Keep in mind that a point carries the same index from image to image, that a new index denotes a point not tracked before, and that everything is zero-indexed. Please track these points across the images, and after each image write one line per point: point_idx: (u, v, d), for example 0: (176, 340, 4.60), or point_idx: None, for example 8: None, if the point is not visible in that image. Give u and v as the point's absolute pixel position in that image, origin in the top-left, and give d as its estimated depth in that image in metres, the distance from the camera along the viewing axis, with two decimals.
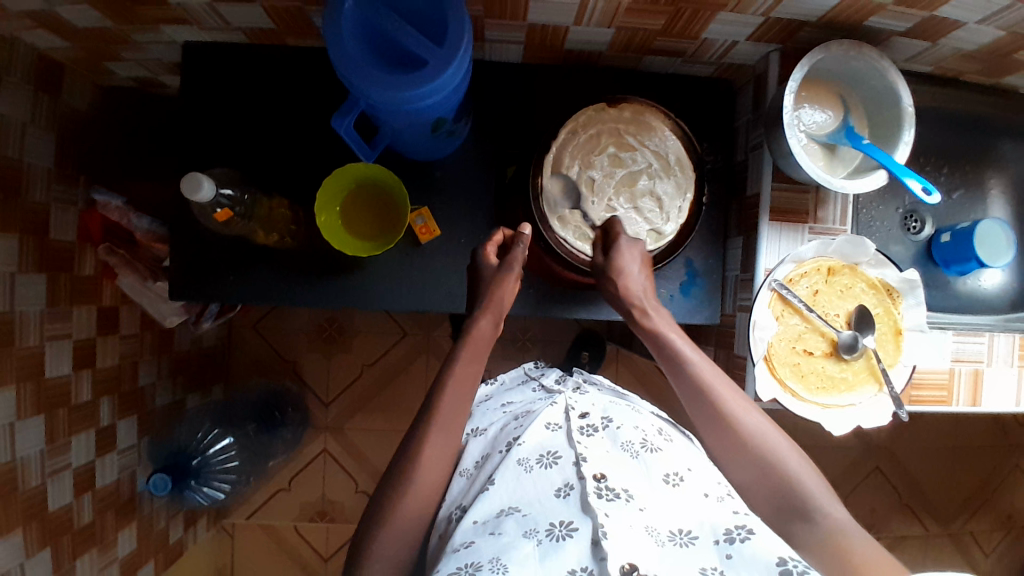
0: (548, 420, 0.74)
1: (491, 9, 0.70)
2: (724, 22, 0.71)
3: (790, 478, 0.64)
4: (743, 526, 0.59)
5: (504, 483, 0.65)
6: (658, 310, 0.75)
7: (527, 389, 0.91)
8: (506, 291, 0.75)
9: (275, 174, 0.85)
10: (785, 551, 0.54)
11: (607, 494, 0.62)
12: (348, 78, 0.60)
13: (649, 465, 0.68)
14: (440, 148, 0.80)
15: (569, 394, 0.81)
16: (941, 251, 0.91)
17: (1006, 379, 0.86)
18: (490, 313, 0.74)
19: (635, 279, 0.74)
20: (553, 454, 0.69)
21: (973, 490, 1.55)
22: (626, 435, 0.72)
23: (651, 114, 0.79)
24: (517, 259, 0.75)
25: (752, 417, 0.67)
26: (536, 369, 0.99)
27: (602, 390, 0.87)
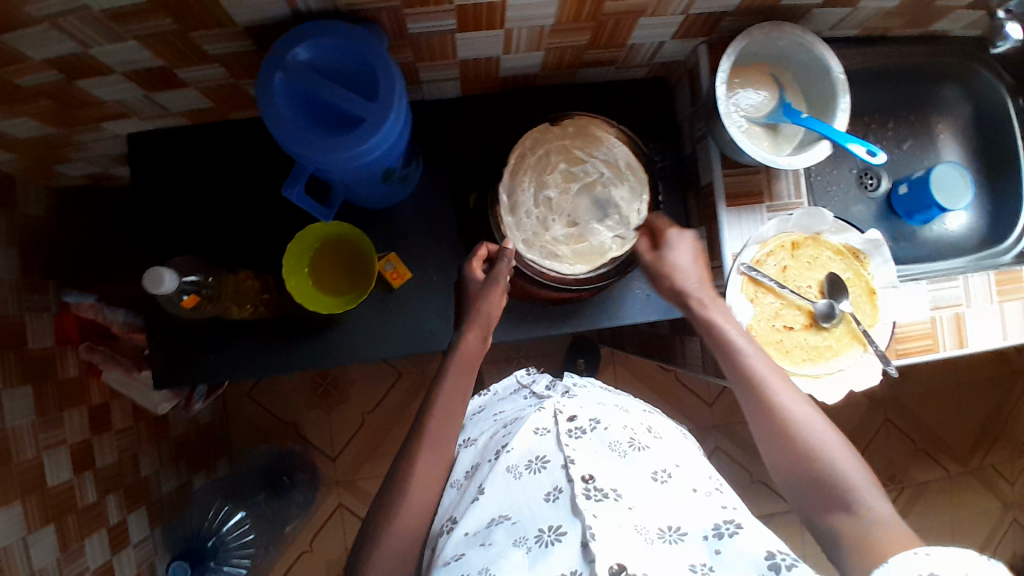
0: (536, 425, 0.72)
1: (421, 51, 0.72)
2: (646, 26, 0.73)
3: (832, 473, 0.60)
4: (731, 521, 0.59)
5: (494, 492, 0.66)
6: (716, 303, 0.74)
7: (519, 399, 0.88)
8: (493, 304, 0.74)
9: (233, 245, 0.84)
10: (773, 545, 0.55)
11: (596, 494, 0.62)
12: (289, 145, 0.60)
13: (636, 463, 0.67)
14: (394, 195, 0.80)
15: (557, 398, 0.78)
16: (902, 204, 0.93)
17: (990, 317, 0.87)
18: (477, 329, 0.74)
19: (688, 275, 0.76)
20: (541, 458, 0.68)
21: (986, 424, 1.57)
22: (613, 434, 0.71)
23: (594, 126, 0.80)
24: (504, 273, 0.74)
25: (802, 409, 0.64)
26: (527, 375, 0.94)
27: (592, 389, 0.85)
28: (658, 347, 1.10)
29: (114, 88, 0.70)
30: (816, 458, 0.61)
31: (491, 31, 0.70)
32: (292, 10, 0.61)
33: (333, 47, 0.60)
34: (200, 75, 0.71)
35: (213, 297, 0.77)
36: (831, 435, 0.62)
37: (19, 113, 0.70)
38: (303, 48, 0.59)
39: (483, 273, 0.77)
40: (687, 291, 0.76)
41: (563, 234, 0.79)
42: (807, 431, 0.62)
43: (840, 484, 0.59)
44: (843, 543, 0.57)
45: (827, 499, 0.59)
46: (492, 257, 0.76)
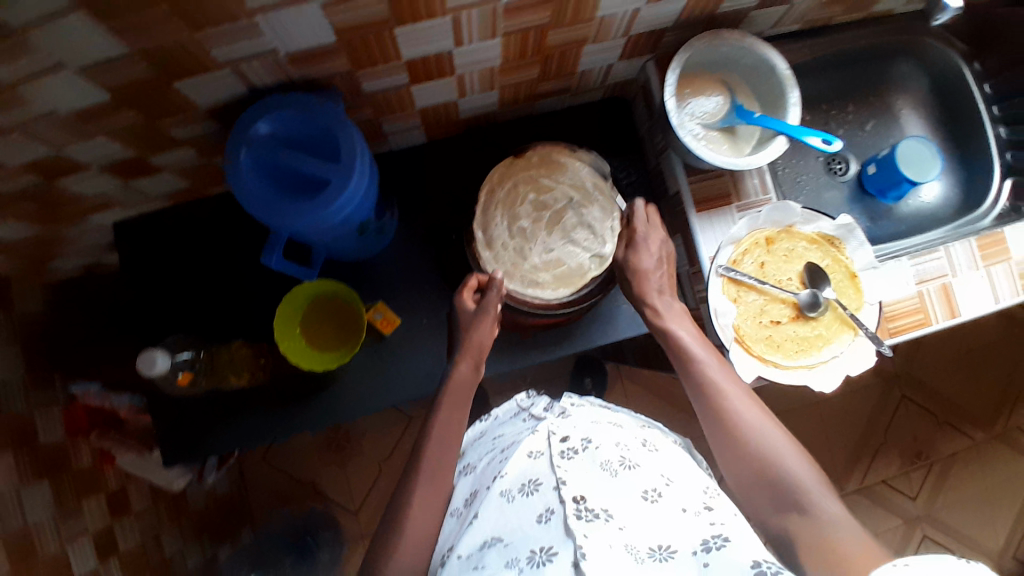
0: (530, 448, 0.72)
1: (380, 107, 0.75)
2: (592, 53, 0.76)
3: (788, 480, 0.61)
4: (719, 534, 0.58)
5: (488, 516, 0.66)
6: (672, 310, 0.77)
7: (518, 422, 0.85)
8: (483, 333, 0.76)
9: (224, 316, 0.86)
10: (760, 555, 0.54)
11: (586, 514, 0.62)
12: (266, 219, 0.62)
13: (626, 482, 0.66)
14: (372, 245, 0.82)
15: (552, 419, 0.77)
16: (873, 183, 0.95)
17: (977, 282, 0.86)
18: (468, 358, 0.76)
19: (647, 278, 0.78)
20: (534, 481, 0.68)
21: (1005, 384, 1.53)
22: (605, 453, 0.70)
23: (557, 153, 0.83)
24: (492, 303, 0.76)
25: (756, 418, 0.65)
26: (527, 399, 0.90)
27: (591, 407, 0.81)
28: (659, 358, 1.11)
29: (94, 181, 0.73)
30: (773, 467, 0.62)
31: (443, 78, 0.73)
32: (248, 88, 0.64)
33: (293, 117, 0.63)
34: (173, 158, 0.74)
35: (206, 372, 0.80)
36: (787, 445, 0.64)
37: (3, 217, 0.71)
38: (264, 122, 0.62)
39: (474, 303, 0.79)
40: (648, 298, 0.78)
41: (542, 261, 0.80)
42: (759, 436, 0.64)
43: (798, 492, 0.60)
44: (796, 546, 0.58)
45: (784, 506, 0.60)
46: (483, 286, 0.77)
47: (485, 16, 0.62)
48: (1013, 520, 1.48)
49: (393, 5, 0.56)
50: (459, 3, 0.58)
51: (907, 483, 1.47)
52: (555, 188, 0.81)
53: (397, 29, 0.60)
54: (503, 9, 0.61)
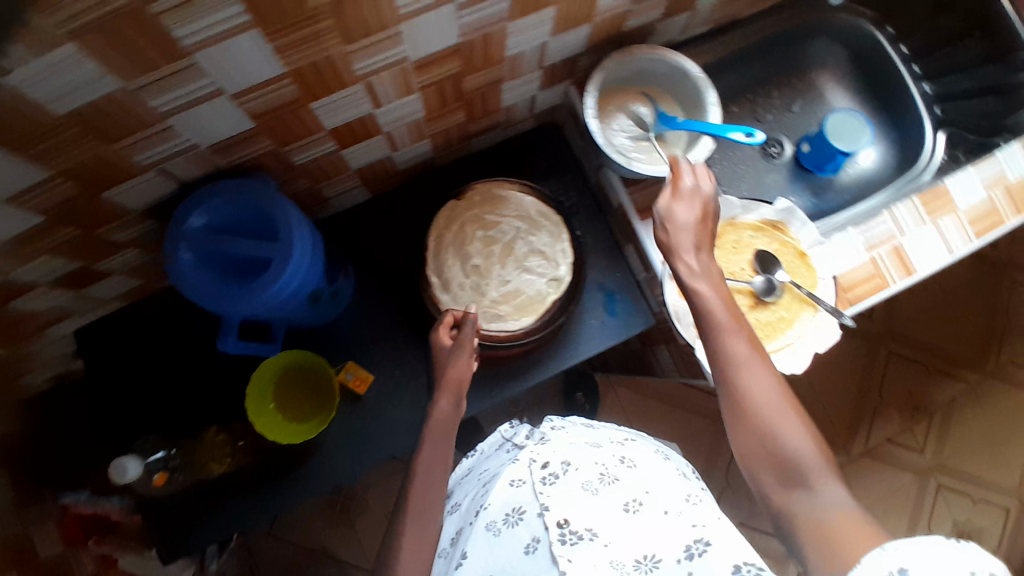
0: (512, 476, 0.72)
1: (315, 176, 0.76)
2: (512, 88, 0.78)
3: (794, 458, 0.57)
4: (700, 539, 0.61)
5: (476, 554, 0.67)
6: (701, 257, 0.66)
7: (502, 454, 0.85)
8: (461, 367, 0.75)
9: (195, 404, 0.84)
10: (740, 558, 0.58)
11: (571, 537, 0.63)
12: (214, 307, 0.63)
13: (608, 497, 0.67)
14: (330, 310, 0.82)
15: (532, 446, 0.77)
16: (810, 160, 0.97)
17: (928, 237, 0.83)
18: (448, 393, 0.74)
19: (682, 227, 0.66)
20: (518, 510, 0.68)
21: (992, 316, 1.47)
22: (584, 473, 0.70)
23: (498, 188, 0.85)
24: (469, 338, 0.75)
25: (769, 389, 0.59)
26: (510, 428, 0.90)
27: (572, 426, 0.82)
28: (641, 364, 1.11)
29: (46, 298, 0.73)
30: (777, 438, 0.57)
31: (370, 139, 0.74)
32: (178, 183, 0.65)
33: (222, 206, 0.64)
34: (121, 261, 0.74)
35: (182, 467, 0.80)
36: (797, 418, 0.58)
37: None
38: (197, 215, 0.63)
39: (451, 338, 0.77)
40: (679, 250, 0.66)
41: (500, 294, 0.81)
42: (772, 408, 0.58)
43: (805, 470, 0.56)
44: (795, 524, 0.55)
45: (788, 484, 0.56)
46: (457, 323, 0.77)
47: (395, 77, 0.64)
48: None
49: (301, 83, 0.58)
50: (365, 70, 0.60)
51: (912, 437, 1.42)
52: (500, 222, 0.83)
53: (313, 104, 0.62)
54: (413, 66, 0.63)
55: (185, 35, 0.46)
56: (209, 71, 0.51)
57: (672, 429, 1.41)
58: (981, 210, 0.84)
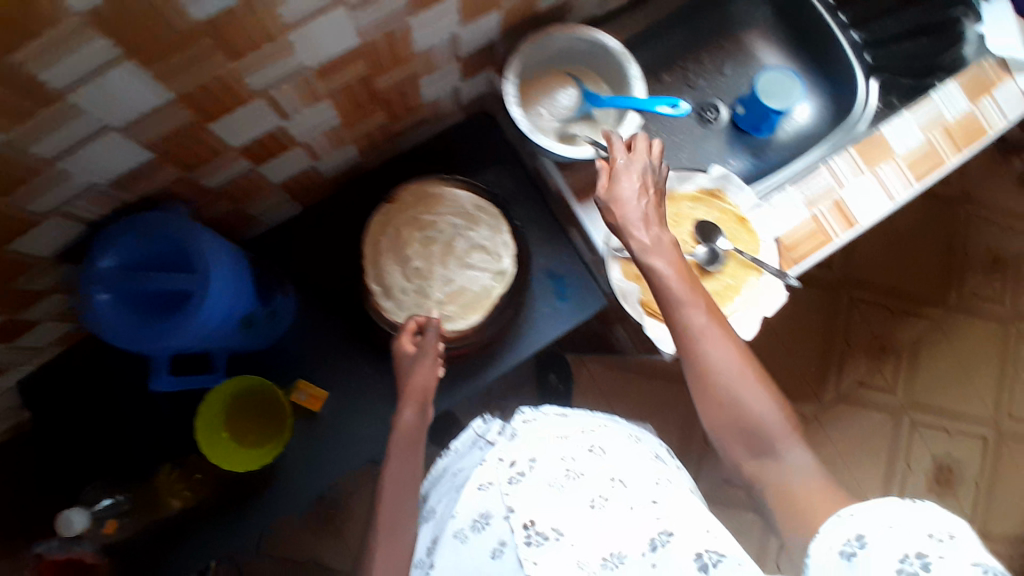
0: (480, 480, 0.72)
1: (235, 196, 0.74)
2: (430, 82, 0.76)
3: (759, 425, 0.58)
4: (664, 530, 0.59)
5: (446, 562, 0.67)
6: (655, 237, 0.64)
7: (476, 453, 0.81)
8: (422, 376, 0.73)
9: (144, 445, 0.82)
10: (701, 546, 0.56)
11: (536, 539, 0.62)
12: (137, 348, 0.61)
13: (574, 494, 0.66)
14: (273, 330, 0.79)
15: (501, 445, 0.76)
16: (746, 122, 0.96)
17: (867, 187, 0.82)
18: (414, 403, 0.73)
19: (629, 203, 0.64)
20: (485, 515, 0.68)
21: (951, 248, 1.45)
22: (550, 471, 0.69)
23: (430, 186, 0.83)
24: (434, 344, 0.74)
25: (733, 361, 0.59)
26: (484, 424, 0.85)
27: (542, 418, 0.80)
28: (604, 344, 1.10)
29: None
30: (742, 413, 0.58)
31: (286, 152, 0.71)
32: (86, 224, 0.63)
33: (132, 245, 0.62)
34: (47, 308, 0.72)
35: (133, 512, 0.78)
36: (759, 388, 0.59)
37: None
38: (109, 256, 0.61)
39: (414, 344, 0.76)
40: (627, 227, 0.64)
41: (445, 294, 0.80)
42: (736, 383, 0.58)
43: (771, 437, 0.57)
44: (766, 489, 0.57)
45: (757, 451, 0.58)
46: (421, 328, 0.76)
47: (298, 88, 0.61)
48: (996, 379, 1.42)
49: (195, 106, 0.56)
50: (261, 84, 0.57)
51: (880, 377, 1.38)
52: (436, 221, 0.81)
53: (212, 125, 0.59)
54: (314, 74, 0.60)
55: (54, 74, 0.44)
56: (90, 106, 0.49)
57: (646, 402, 1.37)
58: (919, 154, 0.82)
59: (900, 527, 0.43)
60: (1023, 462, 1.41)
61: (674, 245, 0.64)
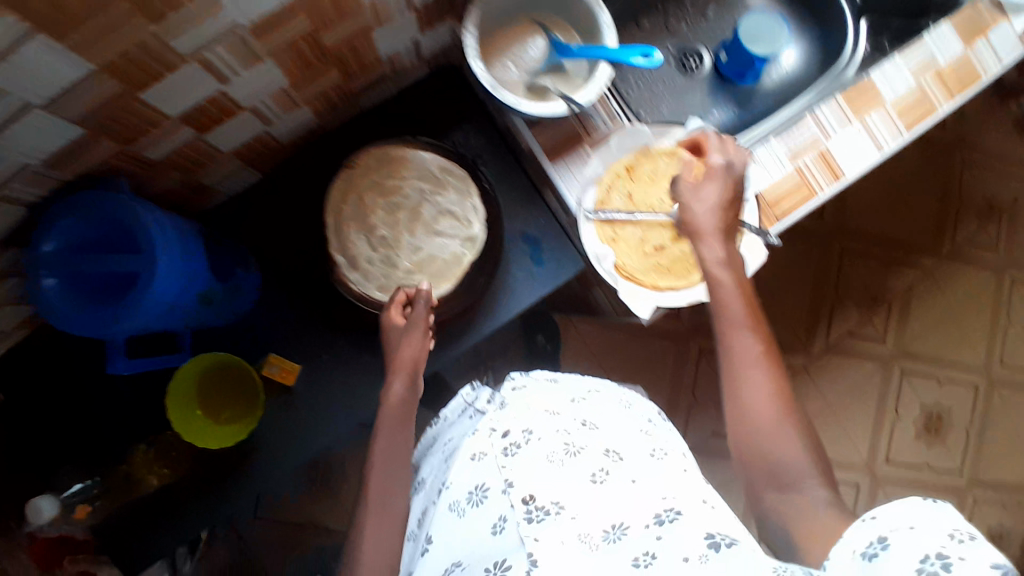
0: (473, 451, 0.70)
1: (184, 166, 0.70)
2: (385, 36, 0.71)
3: (785, 460, 0.59)
4: (671, 508, 0.60)
5: (442, 536, 0.65)
6: (724, 246, 0.65)
7: (466, 421, 0.80)
8: (410, 349, 0.73)
9: (114, 423, 0.81)
10: (711, 526, 0.56)
11: (538, 514, 0.60)
12: (92, 333, 0.60)
13: (574, 468, 0.65)
14: (237, 304, 0.77)
15: (491, 414, 0.75)
16: (729, 69, 0.91)
17: (854, 139, 0.78)
18: (403, 375, 0.73)
19: (703, 207, 0.65)
20: (481, 487, 0.66)
21: (946, 194, 1.41)
22: (548, 444, 0.68)
23: (393, 149, 0.79)
24: (422, 317, 0.73)
25: (776, 391, 0.60)
26: (472, 392, 0.85)
27: (534, 386, 0.79)
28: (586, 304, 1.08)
29: None
30: (773, 445, 0.59)
31: (234, 117, 0.68)
32: (29, 206, 0.61)
33: (76, 226, 0.60)
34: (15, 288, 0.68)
35: (109, 488, 0.79)
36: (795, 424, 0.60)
37: None
38: (52, 240, 0.59)
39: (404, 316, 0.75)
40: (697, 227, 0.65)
41: (413, 262, 0.77)
42: (773, 415, 0.60)
43: (794, 472, 0.58)
44: (783, 523, 0.57)
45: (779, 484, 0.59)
46: (411, 300, 0.74)
47: (234, 49, 0.57)
48: (986, 328, 1.41)
49: (120, 75, 0.52)
50: (189, 47, 0.53)
51: (870, 328, 1.36)
52: (401, 186, 0.78)
53: (144, 94, 0.56)
54: (250, 32, 0.56)
55: None
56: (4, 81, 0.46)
57: (633, 360, 1.36)
58: (911, 99, 0.79)
59: (922, 528, 0.42)
60: (1008, 407, 1.41)
61: (741, 264, 0.65)
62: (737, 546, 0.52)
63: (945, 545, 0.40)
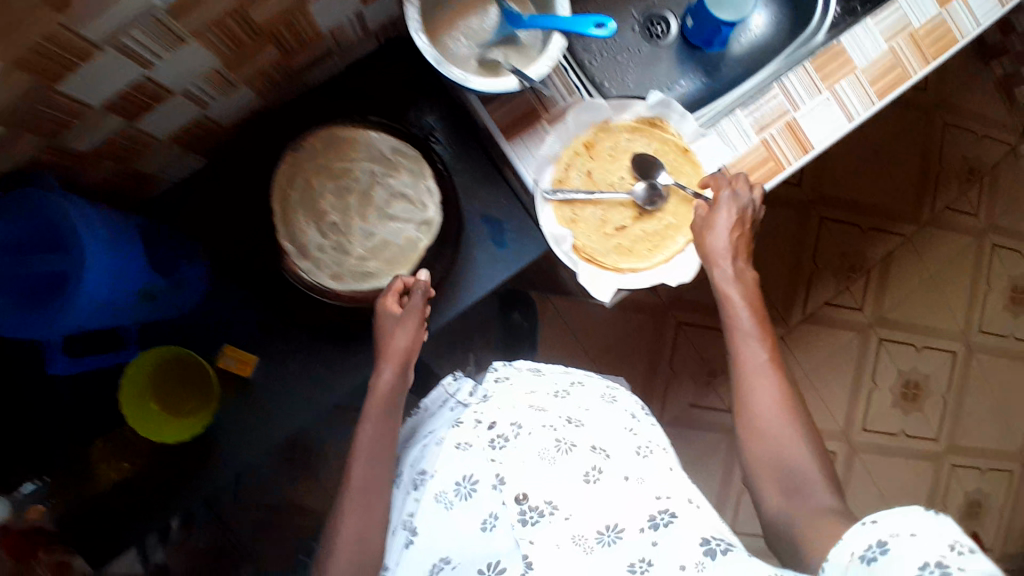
0: (458, 441, 0.69)
1: (117, 154, 0.67)
2: (323, 10, 0.67)
3: (793, 469, 0.62)
4: (665, 510, 0.62)
5: (429, 529, 0.65)
6: (737, 270, 0.70)
7: (446, 414, 0.77)
8: (402, 338, 0.71)
9: (71, 419, 0.79)
10: (706, 531, 0.60)
11: (532, 516, 0.63)
12: (23, 334, 0.58)
13: (568, 468, 0.66)
14: (185, 296, 0.75)
15: (476, 406, 0.74)
16: (695, 35, 0.86)
17: (823, 109, 0.75)
18: (393, 362, 0.71)
19: (720, 235, 0.70)
20: (470, 480, 0.66)
21: (927, 157, 1.38)
22: (540, 441, 0.68)
23: (341, 129, 0.75)
24: (418, 307, 0.71)
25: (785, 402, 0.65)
26: (453, 382, 0.80)
27: (518, 377, 0.78)
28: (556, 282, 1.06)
29: None
30: (784, 452, 0.63)
31: (165, 102, 0.64)
32: None
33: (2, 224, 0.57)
34: None
35: (64, 486, 0.79)
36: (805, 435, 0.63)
37: None
38: None
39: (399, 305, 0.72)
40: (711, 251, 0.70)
41: (367, 249, 0.74)
42: (780, 424, 0.64)
43: (804, 481, 0.61)
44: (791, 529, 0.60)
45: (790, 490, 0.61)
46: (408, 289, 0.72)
47: (154, 33, 0.53)
48: (966, 294, 1.40)
49: (27, 67, 0.49)
50: (102, 33, 0.50)
51: (849, 296, 1.35)
52: (352, 169, 0.75)
53: (58, 84, 0.52)
54: (168, 15, 0.52)
55: None
56: None
57: (610, 335, 1.35)
58: (881, 66, 0.75)
59: (923, 535, 0.46)
60: (986, 371, 1.42)
61: (751, 283, 0.71)
62: (734, 553, 0.56)
63: (946, 555, 0.44)
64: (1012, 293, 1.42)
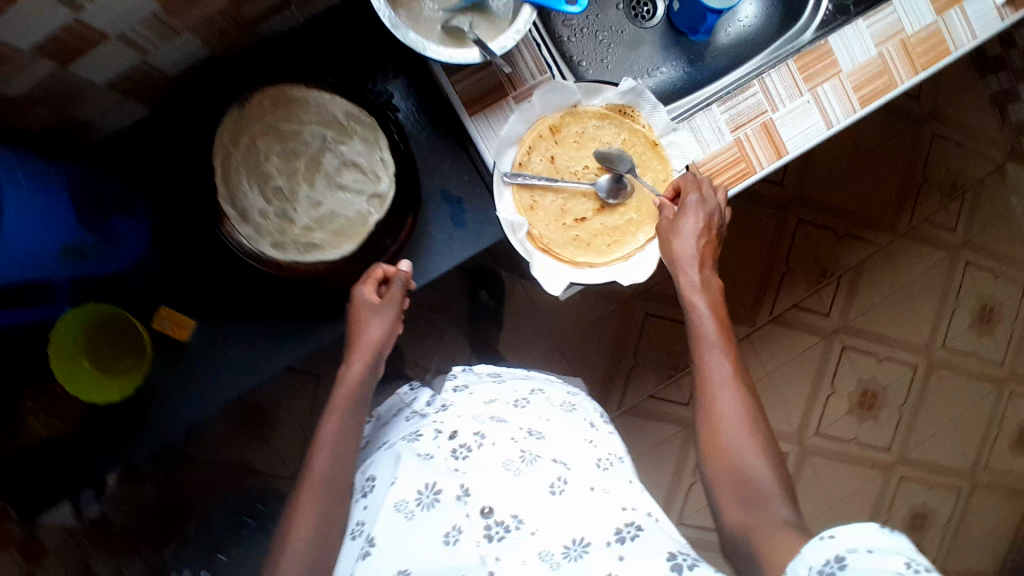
0: (419, 450, 0.63)
1: (45, 98, 0.63)
2: None
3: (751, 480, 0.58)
4: (632, 523, 0.58)
5: (386, 541, 0.56)
6: (705, 287, 0.67)
7: (401, 424, 0.72)
8: (377, 329, 0.69)
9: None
10: (673, 547, 0.56)
11: (497, 532, 0.58)
12: None
13: (531, 477, 0.61)
14: (122, 252, 0.72)
15: (434, 416, 0.69)
16: (681, 20, 0.82)
17: (801, 113, 0.71)
18: (363, 354, 0.69)
19: (686, 243, 0.68)
20: (433, 488, 0.59)
21: (912, 166, 1.35)
22: (504, 450, 0.63)
23: (293, 88, 0.70)
24: (398, 299, 0.70)
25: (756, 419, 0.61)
26: (410, 392, 0.79)
27: (478, 386, 0.73)
28: None
29: None
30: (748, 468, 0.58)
31: (97, 48, 0.59)
32: None
33: None
34: None
35: None
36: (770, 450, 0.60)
37: None
38: None
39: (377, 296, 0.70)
40: (681, 265, 0.68)
41: (311, 220, 0.70)
42: (751, 441, 0.59)
43: (765, 493, 0.57)
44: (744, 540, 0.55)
45: (747, 500, 0.57)
46: (388, 279, 0.70)
47: None
48: (935, 308, 1.39)
49: None
50: None
51: (818, 301, 1.33)
52: (301, 132, 0.71)
53: None
54: None
55: None
56: None
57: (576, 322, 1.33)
58: (868, 71, 0.72)
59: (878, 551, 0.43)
60: (945, 385, 1.42)
61: (716, 289, 0.68)
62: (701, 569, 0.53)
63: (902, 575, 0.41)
64: (980, 310, 1.41)
